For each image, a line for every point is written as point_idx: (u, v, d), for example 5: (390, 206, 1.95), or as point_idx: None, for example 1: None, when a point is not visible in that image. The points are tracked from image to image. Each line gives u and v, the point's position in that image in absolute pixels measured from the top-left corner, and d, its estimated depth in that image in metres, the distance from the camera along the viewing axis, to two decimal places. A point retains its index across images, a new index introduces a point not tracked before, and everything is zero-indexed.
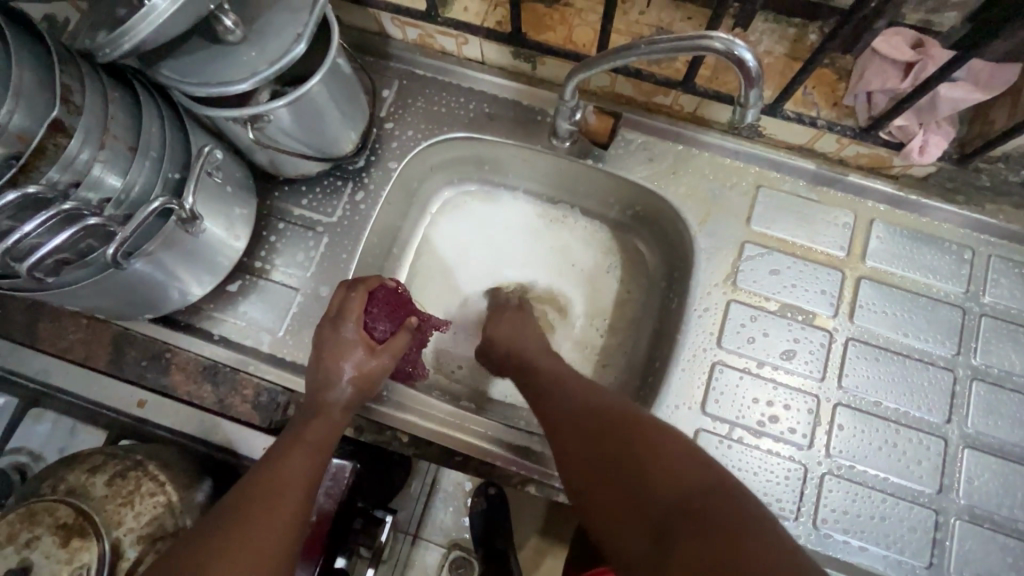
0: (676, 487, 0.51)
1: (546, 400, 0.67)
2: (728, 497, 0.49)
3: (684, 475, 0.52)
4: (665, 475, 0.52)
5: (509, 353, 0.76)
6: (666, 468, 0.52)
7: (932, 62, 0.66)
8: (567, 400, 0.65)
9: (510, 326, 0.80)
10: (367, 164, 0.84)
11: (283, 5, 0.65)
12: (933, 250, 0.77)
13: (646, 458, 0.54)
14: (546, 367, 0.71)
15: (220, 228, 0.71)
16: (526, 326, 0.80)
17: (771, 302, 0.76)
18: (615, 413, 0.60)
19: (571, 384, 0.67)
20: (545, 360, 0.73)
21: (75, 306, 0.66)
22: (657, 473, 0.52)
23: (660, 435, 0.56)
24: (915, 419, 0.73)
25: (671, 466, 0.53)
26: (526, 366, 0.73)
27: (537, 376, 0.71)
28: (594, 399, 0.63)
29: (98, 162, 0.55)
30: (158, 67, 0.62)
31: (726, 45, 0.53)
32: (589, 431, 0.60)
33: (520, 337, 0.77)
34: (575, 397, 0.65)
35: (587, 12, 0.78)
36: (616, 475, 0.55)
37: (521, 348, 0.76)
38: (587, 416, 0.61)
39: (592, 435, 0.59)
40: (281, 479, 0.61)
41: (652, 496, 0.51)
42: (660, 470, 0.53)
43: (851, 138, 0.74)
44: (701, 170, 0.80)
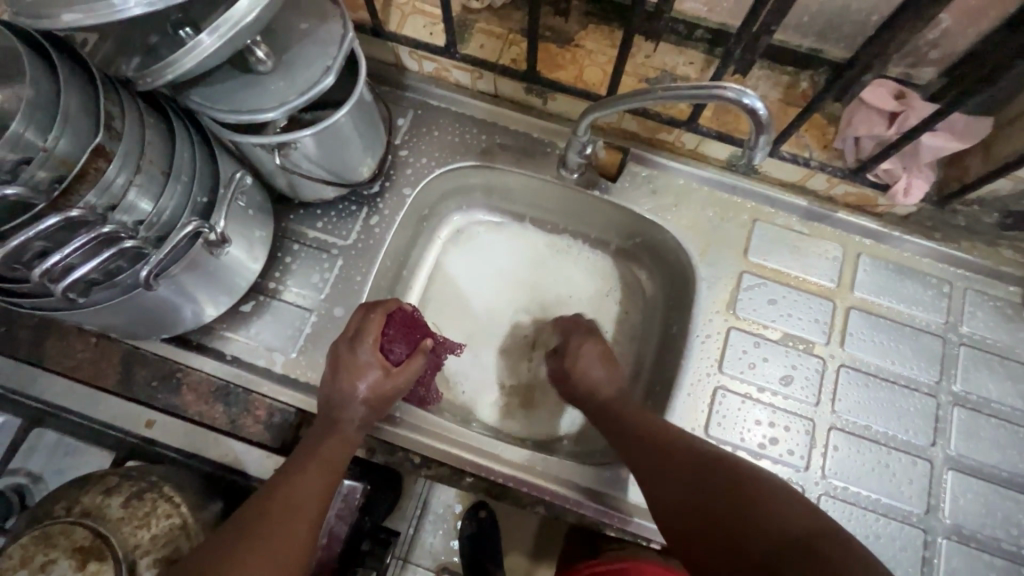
0: (720, 488, 0.59)
1: (638, 452, 0.67)
2: (757, 488, 0.58)
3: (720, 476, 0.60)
4: (706, 478, 0.61)
5: (593, 399, 0.75)
6: (713, 476, 0.61)
7: (915, 113, 0.72)
8: (620, 427, 0.71)
9: (601, 368, 0.77)
10: (381, 189, 0.87)
11: (312, 39, 0.68)
12: (916, 283, 0.83)
13: (694, 469, 0.62)
14: (629, 415, 0.71)
15: (241, 250, 0.73)
16: (598, 367, 0.77)
17: (769, 329, 0.81)
18: (712, 463, 0.62)
19: (653, 434, 0.67)
20: (628, 411, 0.72)
21: (91, 324, 0.66)
22: (700, 480, 0.61)
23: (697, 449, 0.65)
24: (903, 442, 0.77)
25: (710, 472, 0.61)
26: (614, 416, 0.73)
27: (625, 428, 0.70)
28: (641, 426, 0.70)
29: (134, 187, 0.56)
30: (190, 94, 0.64)
31: (737, 96, 0.57)
32: (694, 485, 0.61)
33: (599, 383, 0.76)
34: (625, 429, 0.70)
35: (596, 54, 0.83)
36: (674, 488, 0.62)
37: (601, 398, 0.75)
38: (685, 469, 0.63)
39: (649, 457, 0.66)
40: (296, 492, 0.62)
41: (706, 499, 0.59)
42: (702, 476, 0.61)
43: (841, 178, 0.79)
44: (702, 204, 0.85)
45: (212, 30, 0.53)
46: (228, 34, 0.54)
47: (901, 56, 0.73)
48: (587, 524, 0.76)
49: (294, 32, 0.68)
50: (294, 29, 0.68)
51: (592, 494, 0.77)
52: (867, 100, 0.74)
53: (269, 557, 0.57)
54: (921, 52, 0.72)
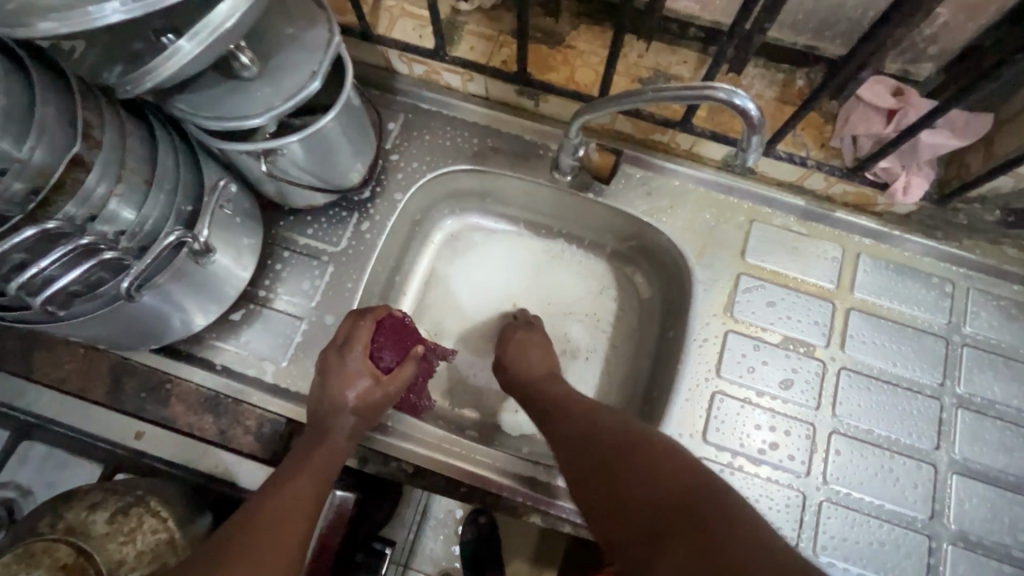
0: (614, 447, 0.60)
1: (556, 427, 0.68)
2: (638, 447, 0.59)
3: (672, 471, 0.55)
4: (616, 439, 0.61)
5: (520, 383, 0.78)
6: (636, 454, 0.58)
7: (913, 109, 0.71)
8: (577, 423, 0.66)
9: (520, 352, 0.80)
10: (373, 195, 0.86)
11: (298, 44, 0.67)
12: (917, 283, 0.81)
13: (637, 464, 0.57)
14: (555, 393, 0.73)
15: (229, 258, 0.72)
16: (536, 352, 0.80)
17: (768, 331, 0.79)
18: (619, 431, 0.62)
19: (574, 408, 0.69)
20: (551, 390, 0.73)
21: (76, 336, 0.65)
22: (647, 476, 0.55)
23: (651, 443, 0.59)
24: (906, 446, 0.75)
25: (662, 467, 0.56)
26: (537, 396, 0.74)
27: (548, 405, 0.72)
28: (598, 421, 0.65)
29: (114, 197, 0.55)
30: (174, 101, 0.63)
31: (728, 96, 0.56)
32: (599, 450, 0.61)
33: (528, 366, 0.78)
34: (586, 426, 0.65)
35: (588, 55, 0.82)
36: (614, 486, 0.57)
37: (527, 378, 0.77)
38: (595, 436, 0.63)
39: (598, 453, 0.61)
40: (287, 503, 0.61)
41: (600, 459, 0.60)
42: (650, 472, 0.56)
43: (839, 177, 0.78)
44: (698, 205, 0.84)
45: (191, 36, 0.52)
46: (207, 39, 0.53)
47: (898, 52, 0.72)
48: (586, 534, 0.74)
49: (279, 37, 0.67)
50: (280, 33, 0.67)
51: None
52: (864, 97, 0.73)
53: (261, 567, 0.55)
54: (919, 47, 0.70)
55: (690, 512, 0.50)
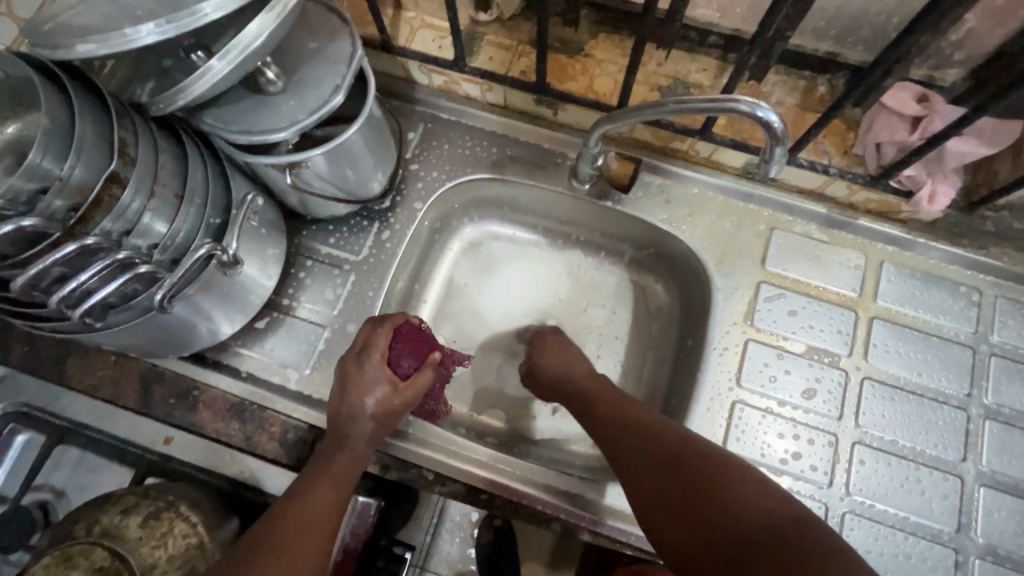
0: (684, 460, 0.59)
1: (607, 436, 0.67)
2: (712, 464, 0.58)
3: (762, 510, 0.52)
4: (677, 457, 0.60)
5: (559, 379, 0.77)
6: (709, 477, 0.57)
7: (939, 117, 0.70)
8: (641, 435, 0.64)
9: (552, 352, 0.80)
10: (393, 204, 0.87)
11: (321, 58, 0.69)
12: (943, 291, 0.80)
13: (713, 486, 0.56)
14: (598, 397, 0.72)
15: (254, 268, 0.73)
16: (557, 350, 0.80)
17: (789, 341, 0.79)
18: (679, 446, 0.61)
19: (624, 418, 0.67)
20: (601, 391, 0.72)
21: (111, 345, 0.67)
22: (726, 504, 0.54)
23: (723, 466, 0.58)
24: (931, 457, 0.74)
25: (744, 504, 0.53)
26: (579, 397, 0.74)
27: (595, 408, 0.71)
28: (661, 438, 0.62)
29: (148, 211, 0.57)
30: (203, 117, 0.65)
31: (750, 108, 0.55)
32: (663, 468, 0.60)
33: (566, 365, 0.78)
34: (657, 440, 0.62)
35: (607, 63, 0.82)
36: (687, 513, 0.55)
37: (569, 381, 0.76)
38: (660, 455, 0.61)
39: (670, 472, 0.59)
40: (309, 510, 0.62)
41: (667, 473, 0.59)
42: (728, 500, 0.54)
43: (862, 185, 0.77)
44: (717, 213, 0.84)
45: (222, 55, 0.54)
46: (238, 59, 0.55)
47: (923, 58, 0.71)
48: (606, 543, 0.74)
49: (304, 52, 0.69)
50: (304, 48, 0.69)
51: (613, 514, 0.74)
52: (888, 105, 0.72)
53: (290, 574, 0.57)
54: (945, 53, 0.69)
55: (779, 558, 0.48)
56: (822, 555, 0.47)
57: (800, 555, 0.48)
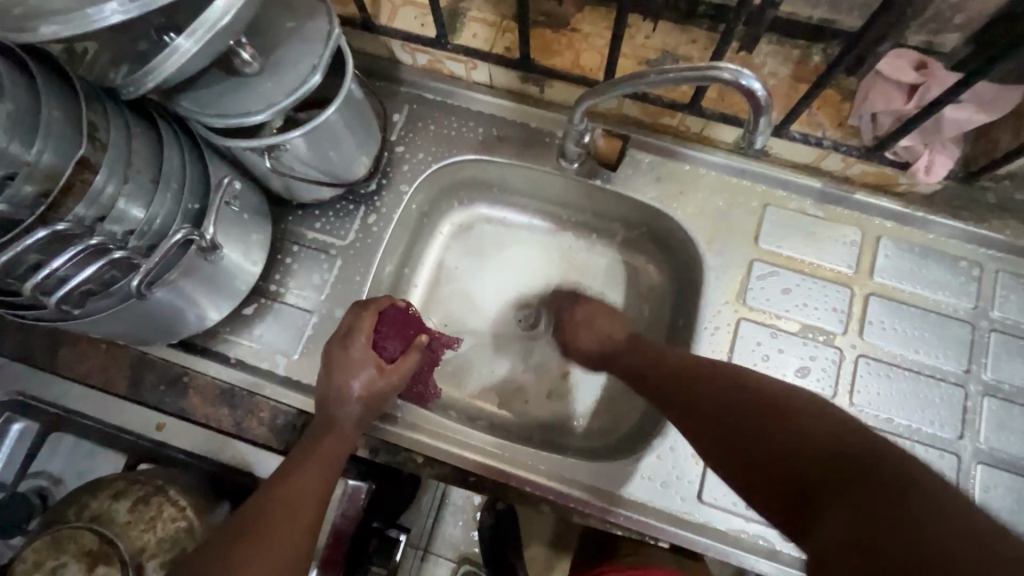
0: (737, 389, 0.58)
1: (649, 385, 0.67)
2: (770, 391, 0.56)
3: (816, 426, 0.49)
4: (725, 389, 0.59)
5: (599, 353, 0.75)
6: (763, 402, 0.55)
7: (936, 84, 0.67)
8: (705, 379, 0.62)
9: (590, 328, 0.77)
10: (379, 187, 0.86)
11: (298, 39, 0.68)
12: (942, 267, 0.77)
13: (761, 411, 0.54)
14: (636, 354, 0.71)
15: (238, 254, 0.73)
16: (600, 319, 0.77)
17: (782, 320, 0.77)
18: (727, 381, 0.60)
19: (675, 361, 0.67)
20: (639, 350, 0.72)
21: (97, 332, 0.67)
22: (777, 423, 0.52)
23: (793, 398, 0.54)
24: (927, 435, 0.73)
25: (795, 420, 0.51)
26: (619, 364, 0.73)
27: (630, 372, 0.71)
28: (715, 376, 0.61)
29: (122, 197, 0.57)
30: (179, 101, 0.65)
31: (734, 76, 0.54)
32: (710, 401, 0.59)
33: (608, 330, 0.76)
34: (709, 377, 0.62)
35: (593, 38, 0.80)
36: (735, 435, 0.54)
37: (610, 348, 0.74)
38: (707, 390, 0.60)
39: (723, 403, 0.58)
40: (294, 488, 0.63)
41: (714, 404, 0.58)
42: (780, 420, 0.52)
43: (856, 158, 0.74)
44: (709, 190, 0.82)
45: (189, 33, 0.53)
46: (205, 38, 0.54)
47: (920, 23, 0.68)
48: (596, 524, 0.73)
49: (280, 32, 0.68)
50: (280, 28, 0.68)
51: (601, 495, 0.73)
52: (884, 72, 0.70)
53: (278, 548, 0.59)
54: (944, 17, 0.66)
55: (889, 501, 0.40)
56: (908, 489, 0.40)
57: (865, 477, 0.43)
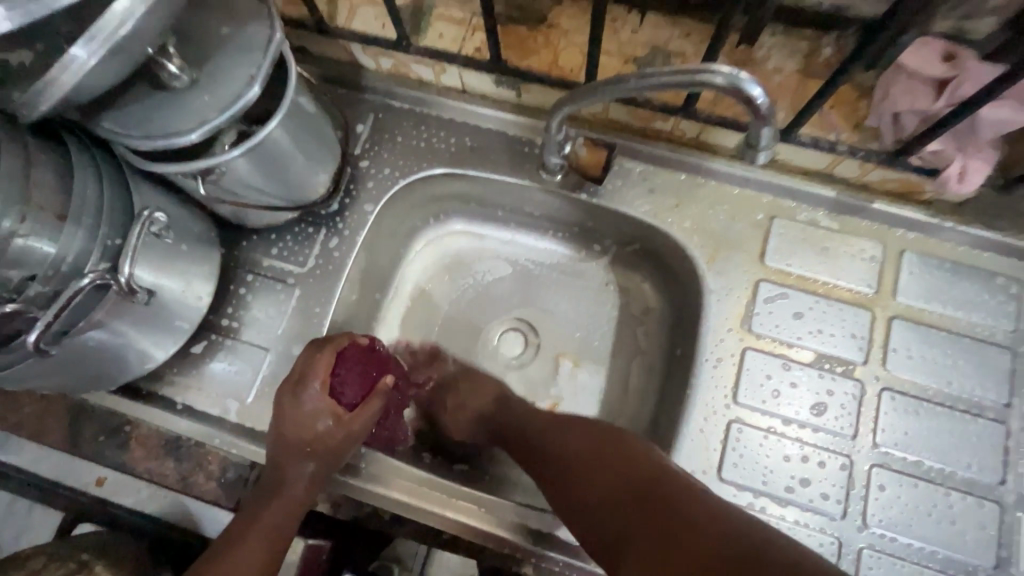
0: (584, 451, 0.59)
1: (512, 444, 0.67)
2: (612, 453, 0.57)
3: (636, 477, 0.53)
4: (577, 448, 0.59)
5: (474, 421, 0.72)
6: (612, 466, 0.56)
7: (970, 79, 0.57)
8: (574, 440, 0.60)
9: (456, 393, 0.75)
10: (342, 207, 0.77)
11: (235, 46, 0.60)
12: (976, 284, 0.68)
13: (605, 472, 0.55)
14: (506, 408, 0.70)
15: (175, 287, 0.65)
16: (467, 396, 0.73)
17: (794, 348, 0.68)
18: (576, 441, 0.60)
19: (531, 419, 0.67)
20: (506, 403, 0.71)
21: (14, 386, 0.59)
22: (614, 481, 0.54)
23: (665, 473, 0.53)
24: (964, 481, 0.64)
25: (625, 472, 0.54)
26: (489, 419, 0.71)
27: (501, 427, 0.69)
28: (564, 434, 0.62)
29: (19, 237, 0.49)
30: (97, 121, 0.57)
31: (727, 81, 0.46)
32: (561, 462, 0.59)
33: (462, 398, 0.74)
34: (561, 438, 0.61)
35: (574, 34, 0.71)
36: (587, 498, 0.55)
37: (479, 416, 0.72)
38: (561, 451, 0.60)
39: (571, 469, 0.58)
40: (234, 568, 0.55)
41: (565, 462, 0.59)
42: (616, 478, 0.54)
43: (877, 163, 0.65)
44: (708, 203, 0.73)
45: (85, 42, 0.45)
46: (105, 47, 0.46)
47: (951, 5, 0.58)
48: None
49: (213, 38, 0.60)
50: (213, 34, 0.60)
51: (592, 553, 0.64)
52: (907, 66, 0.60)
53: None
54: None
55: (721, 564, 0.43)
56: (688, 508, 0.49)
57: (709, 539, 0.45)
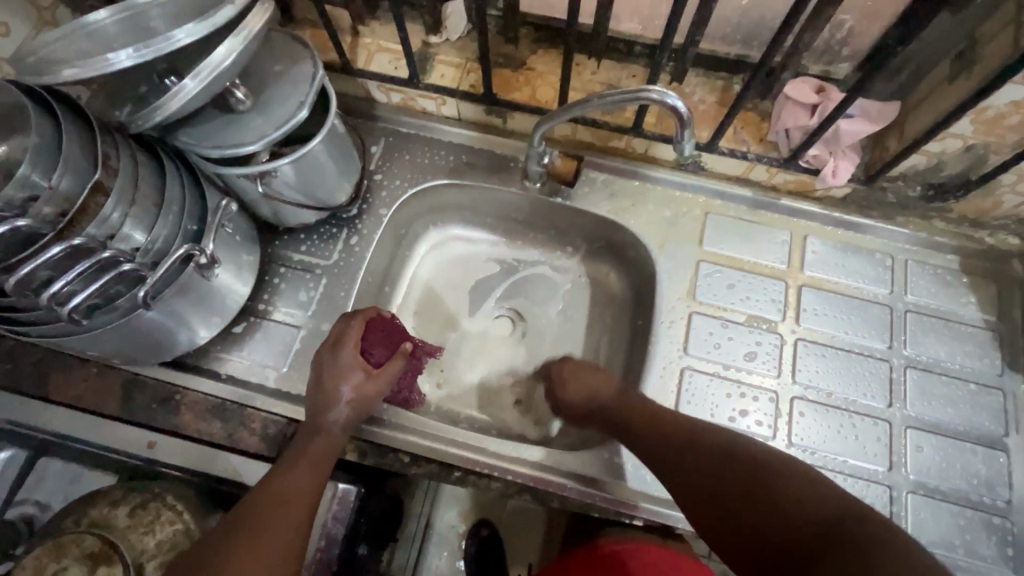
0: (736, 469, 0.63)
1: (645, 448, 0.72)
2: (767, 470, 0.61)
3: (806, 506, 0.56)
4: (729, 470, 0.63)
5: (587, 408, 0.82)
6: (768, 486, 0.59)
7: (832, 103, 0.80)
8: (682, 448, 0.68)
9: (575, 386, 0.84)
10: (360, 212, 0.93)
11: (286, 79, 0.76)
12: (860, 258, 0.89)
13: (769, 490, 0.59)
14: (629, 410, 0.76)
15: (230, 273, 0.79)
16: (589, 378, 0.83)
17: (729, 311, 0.87)
18: (724, 455, 0.65)
19: (654, 429, 0.72)
20: (628, 404, 0.77)
21: (93, 351, 0.71)
22: (782, 502, 0.57)
23: (777, 469, 0.61)
24: (862, 406, 0.82)
25: (786, 502, 0.57)
26: (608, 415, 0.79)
27: (620, 421, 0.77)
28: (709, 453, 0.66)
29: (130, 217, 0.63)
30: (177, 134, 0.72)
31: (660, 96, 0.65)
32: (715, 478, 0.64)
33: (591, 390, 0.82)
34: (709, 453, 0.66)
35: (547, 74, 0.91)
36: (750, 518, 0.58)
37: (601, 407, 0.80)
38: (712, 465, 0.65)
39: (726, 489, 0.62)
40: (287, 489, 0.67)
41: (718, 482, 0.63)
42: (781, 500, 0.57)
43: (777, 167, 0.87)
44: (657, 202, 0.92)
45: (194, 75, 0.61)
46: (207, 78, 0.61)
47: (816, 54, 0.82)
48: (574, 508, 0.78)
49: (269, 73, 0.76)
50: (269, 70, 0.76)
51: (577, 479, 0.79)
52: (790, 96, 0.82)
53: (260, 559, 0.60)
54: (832, 48, 0.80)
55: (831, 551, 0.50)
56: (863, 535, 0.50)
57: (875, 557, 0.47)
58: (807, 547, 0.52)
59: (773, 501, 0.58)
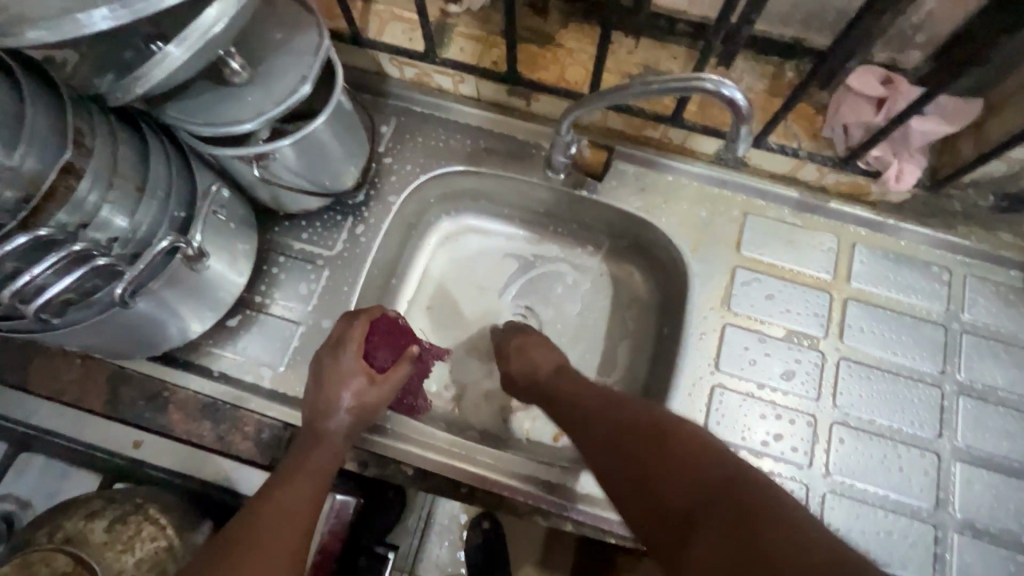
0: (636, 424, 0.58)
1: (567, 414, 0.67)
2: (667, 427, 0.56)
3: (704, 469, 0.51)
4: (630, 427, 0.58)
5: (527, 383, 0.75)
6: (673, 442, 0.54)
7: (902, 97, 0.72)
8: (591, 408, 0.64)
9: (522, 357, 0.76)
10: (367, 198, 0.86)
11: (288, 48, 0.68)
12: (914, 271, 0.81)
13: (669, 449, 0.54)
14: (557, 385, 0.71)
15: (223, 263, 0.72)
16: (538, 351, 0.76)
17: (766, 324, 0.79)
18: (628, 412, 0.60)
19: (569, 395, 0.68)
20: (563, 383, 0.71)
21: (73, 346, 0.65)
22: (686, 462, 0.52)
23: (671, 427, 0.56)
24: (909, 435, 0.75)
25: (690, 466, 0.51)
26: (536, 382, 0.73)
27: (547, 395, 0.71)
28: (613, 413, 0.61)
29: (107, 204, 0.56)
30: (164, 108, 0.64)
31: (715, 86, 0.56)
32: (612, 435, 0.59)
33: (536, 363, 0.75)
34: (610, 413, 0.61)
35: (578, 52, 0.82)
36: (643, 484, 0.53)
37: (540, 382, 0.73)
38: (614, 426, 0.59)
39: (625, 452, 0.57)
40: (287, 500, 0.61)
41: (615, 440, 0.58)
42: (684, 462, 0.52)
43: (831, 167, 0.78)
44: (692, 200, 0.84)
45: (179, 41, 0.53)
46: (195, 45, 0.53)
47: (886, 41, 0.72)
48: (589, 532, 0.73)
49: (268, 41, 0.67)
50: (269, 38, 0.68)
51: (593, 502, 0.73)
52: (854, 87, 0.74)
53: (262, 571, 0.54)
54: (906, 34, 0.70)
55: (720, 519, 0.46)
56: (754, 502, 0.46)
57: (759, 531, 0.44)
58: (695, 515, 0.48)
59: (666, 463, 0.53)
